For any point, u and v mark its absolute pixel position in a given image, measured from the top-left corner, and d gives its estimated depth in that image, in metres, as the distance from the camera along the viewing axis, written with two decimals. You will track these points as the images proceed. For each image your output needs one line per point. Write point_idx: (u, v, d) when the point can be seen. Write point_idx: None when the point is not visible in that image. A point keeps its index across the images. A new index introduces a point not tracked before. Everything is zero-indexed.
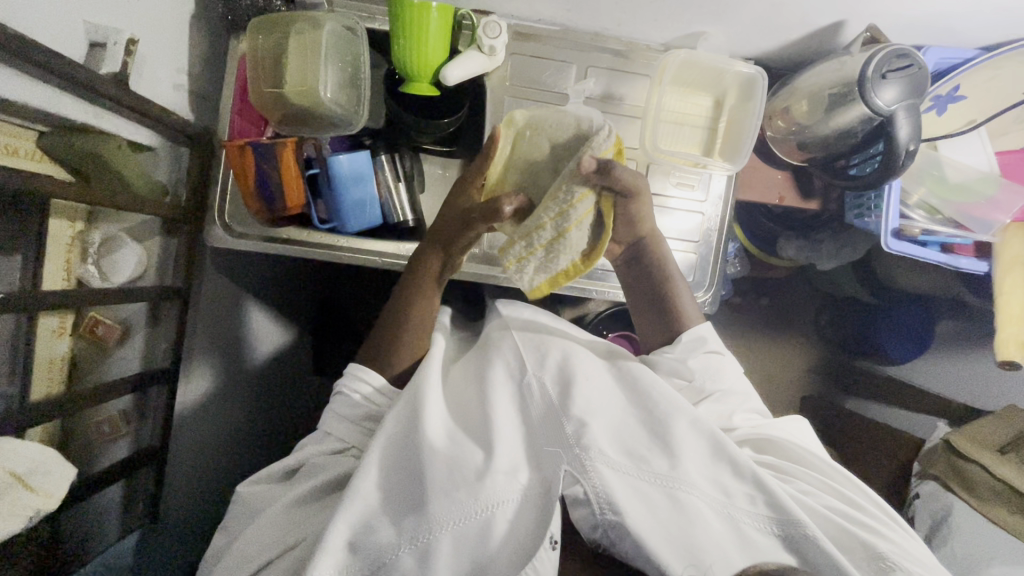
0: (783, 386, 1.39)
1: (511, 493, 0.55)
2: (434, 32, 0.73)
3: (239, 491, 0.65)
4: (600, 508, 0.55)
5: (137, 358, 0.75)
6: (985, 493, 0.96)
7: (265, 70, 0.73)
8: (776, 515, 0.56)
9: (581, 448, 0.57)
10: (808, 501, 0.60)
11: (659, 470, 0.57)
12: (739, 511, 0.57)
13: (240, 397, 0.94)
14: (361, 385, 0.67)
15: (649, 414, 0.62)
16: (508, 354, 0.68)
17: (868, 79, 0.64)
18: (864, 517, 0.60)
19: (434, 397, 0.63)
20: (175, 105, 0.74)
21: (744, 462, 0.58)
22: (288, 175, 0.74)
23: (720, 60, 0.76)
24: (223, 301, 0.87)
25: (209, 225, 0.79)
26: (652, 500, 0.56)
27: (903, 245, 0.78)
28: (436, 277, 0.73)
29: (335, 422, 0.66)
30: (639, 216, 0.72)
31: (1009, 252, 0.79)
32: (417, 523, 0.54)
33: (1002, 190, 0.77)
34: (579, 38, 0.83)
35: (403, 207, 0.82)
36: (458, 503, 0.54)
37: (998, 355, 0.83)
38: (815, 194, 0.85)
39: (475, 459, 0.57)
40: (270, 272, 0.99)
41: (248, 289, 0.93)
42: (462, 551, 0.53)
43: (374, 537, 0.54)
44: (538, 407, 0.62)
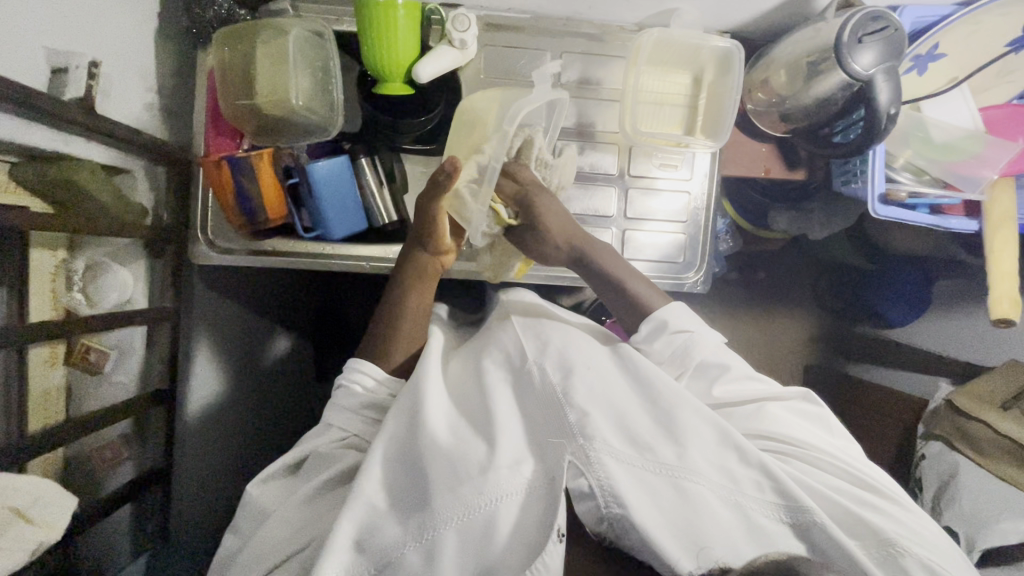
0: (782, 356, 1.41)
1: (516, 485, 0.56)
2: (401, 29, 0.73)
3: (249, 491, 0.64)
4: (605, 501, 0.55)
5: (132, 383, 0.76)
6: (988, 448, 0.97)
7: (234, 82, 0.71)
8: (781, 500, 0.56)
9: (584, 439, 0.57)
10: (812, 483, 0.60)
11: (664, 459, 0.57)
12: (745, 497, 0.57)
13: (244, 412, 0.93)
14: (363, 377, 0.68)
15: (653, 404, 0.62)
16: (508, 344, 0.69)
17: (843, 45, 0.62)
18: (870, 496, 0.60)
19: (437, 393, 0.64)
20: (149, 125, 0.73)
21: (748, 448, 0.58)
22: (265, 185, 0.74)
23: (695, 37, 0.75)
24: (224, 316, 0.87)
25: (193, 243, 0.78)
26: (656, 489, 0.56)
27: (890, 212, 0.74)
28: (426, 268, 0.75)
29: (337, 413, 0.67)
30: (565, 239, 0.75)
31: (998, 212, 0.76)
32: (422, 521, 0.55)
33: (990, 147, 0.74)
34: (552, 25, 0.81)
35: (386, 210, 0.83)
36: (461, 498, 0.54)
37: (993, 315, 0.78)
38: (800, 163, 0.84)
39: (477, 453, 0.57)
40: (266, 282, 1.00)
41: (247, 303, 0.94)
42: (468, 547, 0.54)
43: (380, 535, 0.55)
44: (539, 395, 0.63)
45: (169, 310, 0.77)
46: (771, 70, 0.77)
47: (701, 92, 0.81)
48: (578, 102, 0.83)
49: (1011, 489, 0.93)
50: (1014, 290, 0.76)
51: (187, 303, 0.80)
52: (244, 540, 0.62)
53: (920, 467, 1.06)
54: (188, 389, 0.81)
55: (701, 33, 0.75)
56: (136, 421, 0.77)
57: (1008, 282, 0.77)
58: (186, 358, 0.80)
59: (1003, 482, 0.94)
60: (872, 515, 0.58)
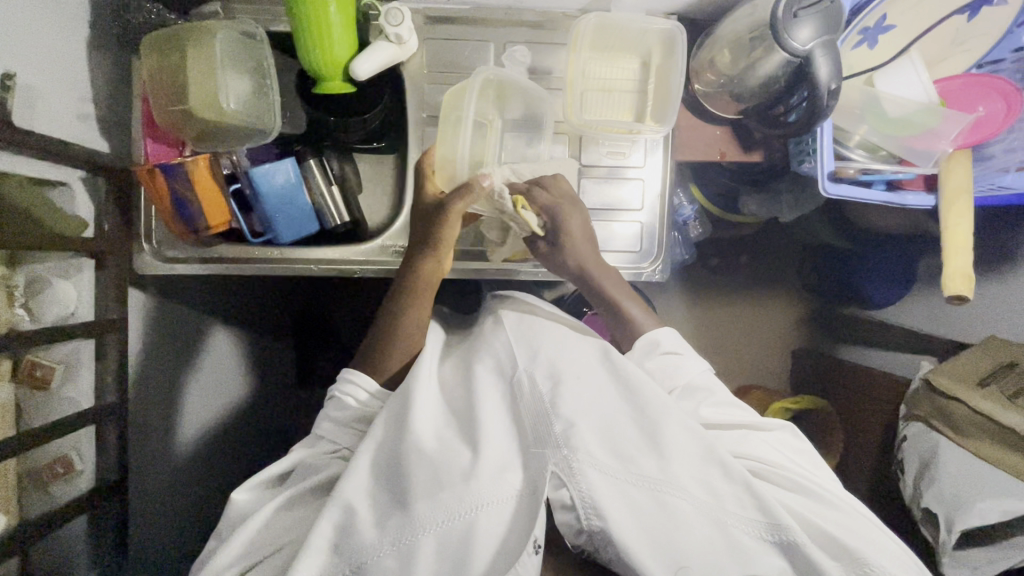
0: (770, 339, 1.41)
1: (499, 495, 0.56)
2: (335, 27, 0.71)
3: (233, 498, 0.64)
4: (586, 513, 0.56)
5: (86, 395, 0.74)
6: (967, 428, 0.95)
7: (165, 88, 0.70)
8: (762, 517, 0.57)
9: (569, 450, 0.57)
10: (789, 502, 0.61)
11: (647, 472, 0.57)
12: (727, 513, 0.58)
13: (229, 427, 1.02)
14: (355, 391, 0.67)
15: (641, 414, 0.61)
16: (500, 351, 0.68)
17: (779, 21, 0.60)
18: (848, 517, 0.61)
19: (426, 399, 0.64)
20: (85, 136, 0.71)
21: (733, 465, 0.59)
22: (204, 191, 0.73)
23: (635, 21, 0.74)
24: (187, 328, 0.92)
25: (139, 250, 0.78)
26: (638, 503, 0.56)
27: (843, 188, 0.72)
28: (430, 282, 0.73)
29: (328, 426, 0.66)
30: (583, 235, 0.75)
31: (953, 181, 0.73)
32: (401, 524, 0.55)
33: (945, 120, 0.72)
34: (493, 15, 0.80)
35: (338, 212, 0.83)
36: (442, 505, 0.55)
37: (946, 291, 0.75)
38: (757, 145, 0.82)
39: (462, 460, 0.57)
40: (232, 292, 1.03)
41: (210, 313, 0.97)
42: (445, 551, 0.54)
43: (356, 537, 0.55)
44: (527, 405, 0.62)
45: (149, 330, 0.84)
46: (716, 49, 0.74)
47: (649, 75, 0.79)
48: None
49: (989, 468, 0.91)
50: (966, 265, 0.73)
51: (160, 319, 0.86)
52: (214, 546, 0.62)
53: (901, 449, 1.04)
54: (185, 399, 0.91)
55: (641, 16, 0.74)
56: (92, 429, 0.75)
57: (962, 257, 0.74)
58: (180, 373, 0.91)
59: (982, 460, 0.92)
60: (845, 532, 0.59)
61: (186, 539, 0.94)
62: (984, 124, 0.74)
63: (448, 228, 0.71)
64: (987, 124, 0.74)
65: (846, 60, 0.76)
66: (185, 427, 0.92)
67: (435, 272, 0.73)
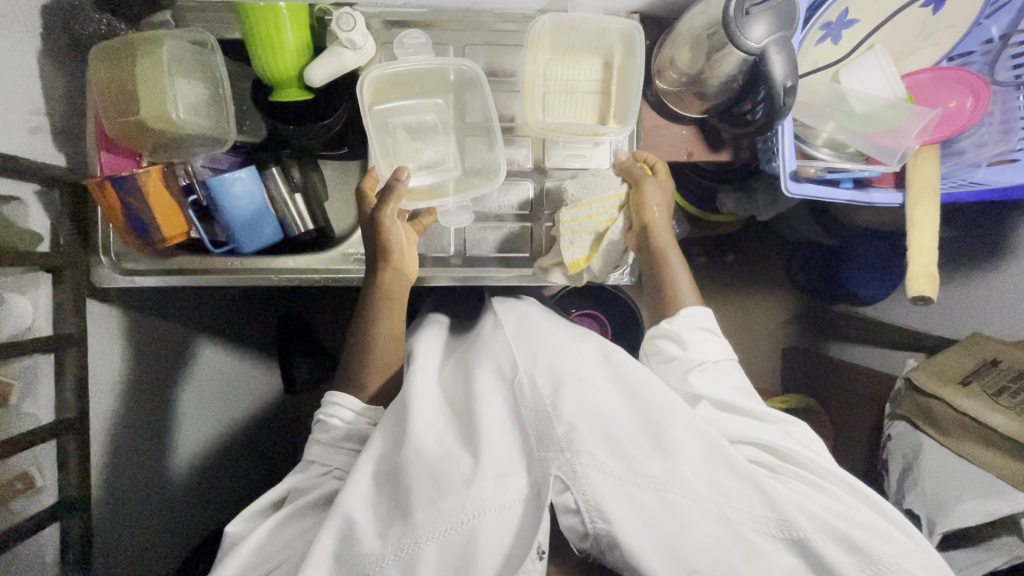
0: (759, 337, 1.40)
1: (501, 500, 0.54)
2: (289, 34, 0.71)
3: (228, 532, 0.63)
4: (590, 516, 0.54)
5: (47, 410, 0.72)
6: (950, 427, 0.93)
7: (114, 100, 0.70)
8: (771, 513, 0.55)
9: (571, 453, 0.55)
10: (802, 501, 0.58)
11: (651, 472, 0.56)
12: (736, 512, 0.56)
13: (219, 444, 1.03)
14: (338, 411, 0.68)
15: (643, 415, 0.60)
16: (499, 355, 0.66)
17: (730, 19, 0.59)
18: (863, 515, 0.59)
19: (425, 405, 0.62)
20: (37, 150, 0.70)
21: (740, 462, 0.57)
22: (156, 202, 0.72)
23: (593, 20, 0.72)
24: (170, 342, 0.93)
25: (95, 265, 0.77)
26: (643, 504, 0.54)
27: (804, 188, 0.70)
28: (390, 294, 0.73)
29: (316, 449, 0.67)
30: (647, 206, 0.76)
31: (921, 178, 0.72)
32: (402, 533, 0.53)
33: (911, 117, 0.71)
34: (450, 18, 0.78)
35: (302, 218, 0.82)
36: (444, 513, 0.53)
37: (909, 292, 0.73)
38: (725, 144, 0.79)
39: (463, 465, 0.55)
40: (216, 302, 1.03)
41: (198, 326, 0.98)
42: (446, 558, 0.52)
43: (358, 547, 0.54)
44: (528, 406, 0.60)
45: (120, 345, 0.83)
46: (676, 48, 0.72)
47: (611, 75, 0.77)
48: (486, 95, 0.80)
49: (973, 467, 0.89)
50: (929, 266, 0.72)
51: (142, 340, 0.87)
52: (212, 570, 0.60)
53: (886, 448, 1.02)
54: (172, 409, 0.92)
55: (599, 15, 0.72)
56: (55, 443, 0.73)
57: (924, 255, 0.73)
58: (175, 388, 0.93)
59: (965, 461, 0.90)
60: (857, 528, 0.57)
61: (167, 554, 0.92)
62: (948, 121, 0.73)
63: (390, 238, 0.72)
64: (953, 120, 0.73)
65: (812, 55, 0.74)
66: (179, 442, 0.94)
67: (394, 283, 0.73)
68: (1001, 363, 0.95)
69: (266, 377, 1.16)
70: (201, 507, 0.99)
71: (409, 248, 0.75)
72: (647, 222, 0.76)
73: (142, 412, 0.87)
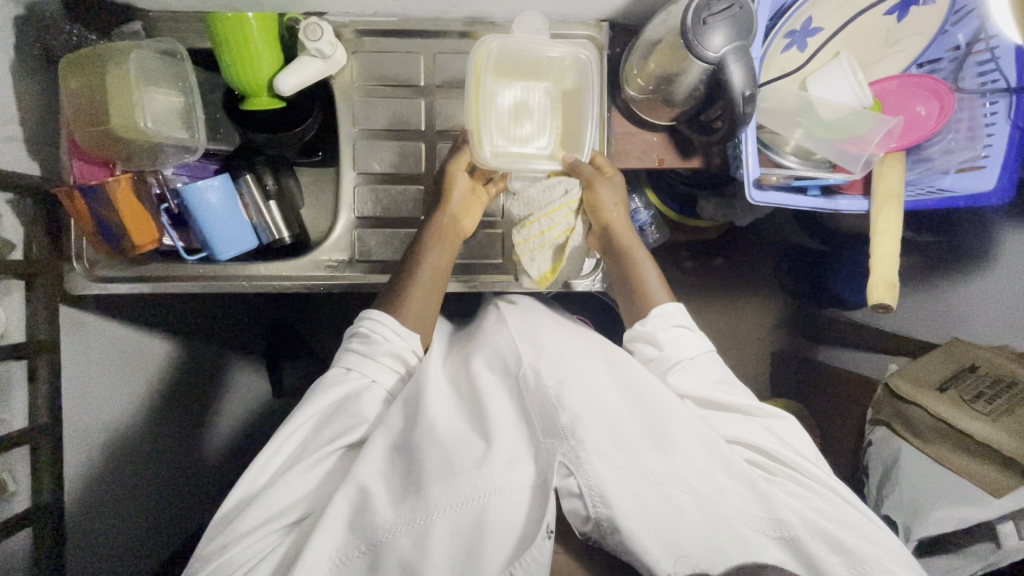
0: (749, 342, 1.38)
1: (509, 482, 0.54)
2: (258, 43, 0.71)
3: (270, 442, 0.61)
4: (592, 501, 0.54)
5: (19, 415, 0.72)
6: (927, 432, 0.92)
7: (85, 111, 0.71)
8: (766, 514, 0.56)
9: (576, 440, 0.55)
10: (797, 505, 0.59)
11: (651, 466, 0.56)
12: (730, 508, 0.56)
13: (214, 449, 1.03)
14: (383, 328, 0.68)
15: (645, 412, 0.60)
16: (502, 348, 0.67)
17: (689, 29, 0.60)
18: (854, 518, 0.60)
19: (435, 386, 0.63)
20: (10, 158, 0.70)
21: (735, 460, 0.58)
22: (126, 211, 0.73)
23: (544, 47, 0.70)
24: (151, 348, 0.92)
25: (69, 273, 0.77)
26: (644, 495, 0.55)
27: (768, 196, 0.71)
28: (446, 228, 0.75)
29: (357, 359, 0.66)
30: (599, 204, 0.77)
31: (886, 185, 0.73)
32: (416, 505, 0.53)
33: (875, 126, 0.71)
34: (420, 26, 0.79)
35: (277, 225, 0.82)
36: (455, 488, 0.53)
37: (870, 299, 0.75)
38: (695, 151, 0.80)
39: (475, 449, 0.56)
40: (199, 307, 1.02)
41: (184, 331, 0.99)
42: (457, 536, 0.53)
43: (372, 516, 0.54)
44: (534, 398, 0.60)
45: (98, 351, 0.83)
46: (641, 57, 0.73)
47: (556, 103, 0.76)
48: (456, 104, 0.81)
49: (949, 473, 0.87)
50: (889, 274, 0.73)
51: (119, 344, 0.86)
52: (242, 504, 0.59)
53: (867, 454, 1.01)
54: (155, 400, 0.92)
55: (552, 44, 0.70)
56: (29, 449, 0.73)
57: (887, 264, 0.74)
58: (171, 393, 0.95)
59: (942, 467, 0.88)
60: (848, 533, 0.58)
61: (151, 554, 0.92)
62: (914, 128, 0.74)
63: (454, 177, 0.76)
64: (919, 126, 0.74)
65: (778, 64, 0.75)
66: (170, 436, 0.94)
67: (450, 219, 0.75)
68: (979, 369, 0.94)
69: (256, 378, 1.15)
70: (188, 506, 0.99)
71: (472, 200, 0.78)
72: (604, 223, 0.78)
73: (137, 420, 0.89)
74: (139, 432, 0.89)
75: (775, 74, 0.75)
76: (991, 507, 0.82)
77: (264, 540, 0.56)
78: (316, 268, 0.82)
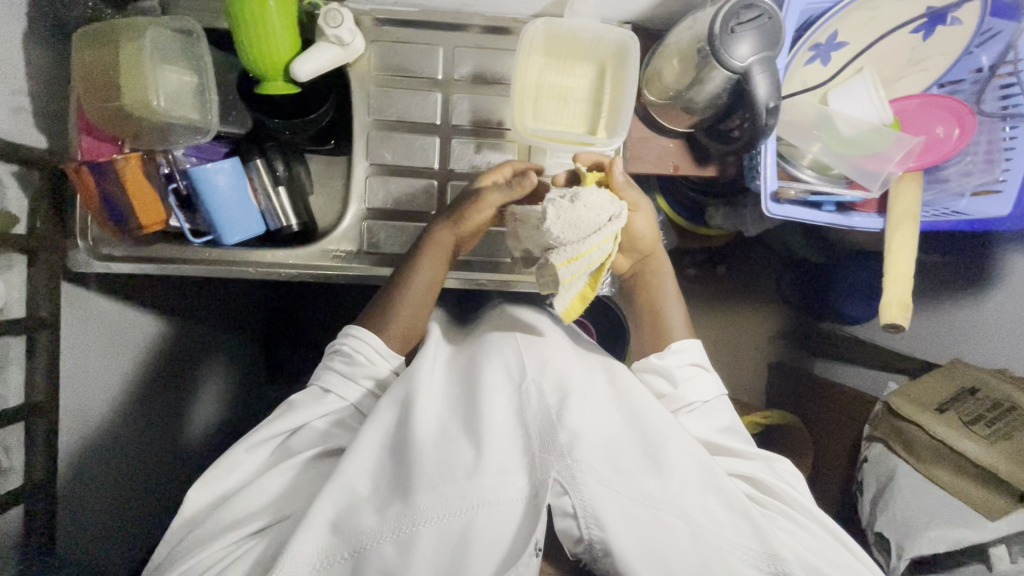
0: (748, 352, 1.38)
1: (501, 495, 0.53)
2: (276, 26, 0.70)
3: (235, 448, 0.61)
4: (586, 522, 0.53)
5: (16, 393, 0.71)
6: (924, 452, 0.92)
7: (95, 85, 0.70)
8: (761, 548, 0.55)
9: (572, 459, 0.55)
10: (791, 542, 0.59)
11: (647, 490, 0.56)
12: (725, 539, 0.55)
13: (202, 438, 1.03)
14: (367, 349, 0.68)
15: (643, 435, 0.60)
16: (507, 360, 0.67)
17: (716, 36, 0.59)
18: (849, 563, 0.59)
19: (428, 393, 0.63)
20: (18, 131, 0.69)
21: (731, 490, 0.57)
22: (137, 191, 0.72)
23: (589, 27, 0.71)
24: (155, 326, 0.91)
25: (72, 250, 0.76)
26: (639, 518, 0.54)
27: (785, 209, 0.70)
28: (448, 249, 0.74)
29: (334, 378, 0.66)
30: (637, 230, 0.74)
31: (902, 205, 0.72)
32: (401, 513, 0.53)
33: (893, 143, 0.71)
34: (441, 18, 0.78)
35: (285, 212, 0.82)
36: (444, 499, 0.53)
37: (883, 318, 0.74)
38: (711, 159, 0.79)
39: (466, 456, 0.56)
40: (200, 292, 1.00)
41: (183, 313, 0.97)
42: (443, 550, 0.52)
43: (357, 520, 0.54)
44: (535, 415, 0.60)
45: (98, 332, 0.81)
46: (663, 61, 0.72)
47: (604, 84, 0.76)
48: (473, 98, 0.80)
49: (943, 494, 0.88)
50: (904, 295, 0.73)
51: (117, 322, 0.85)
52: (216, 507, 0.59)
53: (862, 469, 1.01)
54: (155, 389, 0.91)
55: (595, 23, 0.71)
56: (23, 426, 0.72)
57: (901, 284, 0.74)
58: (163, 380, 0.93)
59: (938, 488, 0.89)
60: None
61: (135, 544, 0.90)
62: (933, 148, 0.74)
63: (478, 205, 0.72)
64: (938, 147, 0.74)
65: (800, 76, 0.74)
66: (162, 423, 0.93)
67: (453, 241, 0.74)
68: (979, 392, 0.94)
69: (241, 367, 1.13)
70: (178, 491, 0.98)
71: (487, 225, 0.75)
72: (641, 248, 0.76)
73: (130, 402, 0.87)
74: (132, 416, 0.87)
75: (798, 86, 0.74)
76: (984, 530, 0.82)
77: (228, 545, 0.56)
78: (322, 256, 0.81)
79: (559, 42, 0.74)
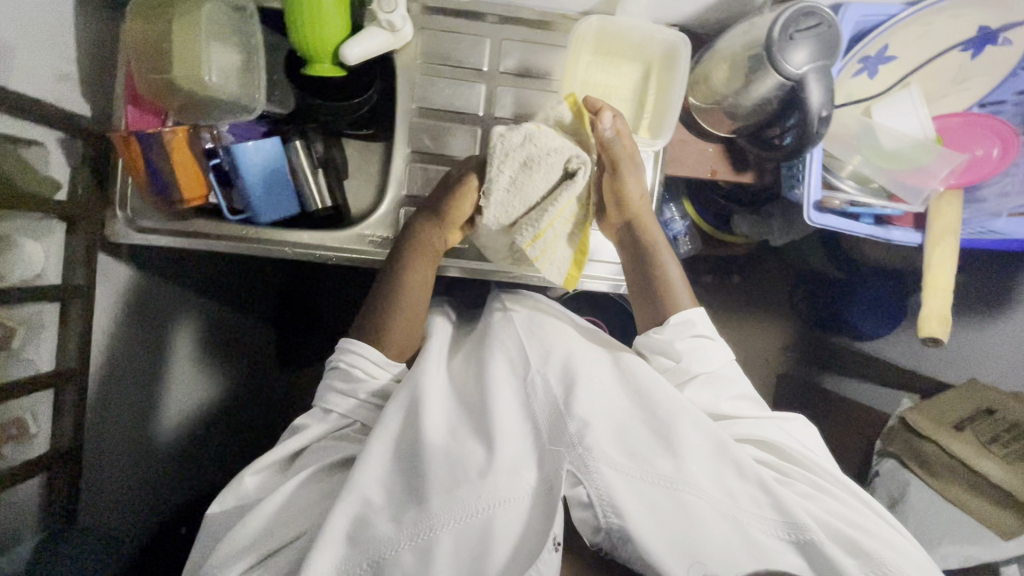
0: (759, 363, 1.38)
1: (513, 492, 0.54)
2: (332, 8, 0.71)
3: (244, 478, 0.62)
4: (603, 510, 0.54)
5: (46, 358, 0.70)
6: (942, 470, 0.91)
7: (147, 56, 0.70)
8: (781, 518, 0.56)
9: (583, 448, 0.55)
10: (810, 506, 0.59)
11: (662, 471, 0.56)
12: (743, 513, 0.56)
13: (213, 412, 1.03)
14: (364, 362, 0.67)
15: (651, 416, 0.60)
16: (511, 350, 0.68)
17: (774, 42, 0.60)
18: (870, 521, 0.59)
19: (433, 388, 0.63)
20: (65, 98, 0.69)
21: (747, 464, 0.57)
22: (180, 164, 0.73)
23: (641, 26, 0.72)
24: (175, 299, 0.91)
25: (111, 221, 0.76)
26: (654, 500, 0.55)
27: (826, 219, 0.71)
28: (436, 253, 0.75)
29: (337, 396, 0.66)
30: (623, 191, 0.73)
31: (941, 223, 0.73)
32: (417, 520, 0.53)
33: (936, 159, 0.71)
34: (490, 10, 0.79)
35: (320, 194, 0.81)
36: (460, 501, 0.53)
37: (924, 332, 0.75)
38: (749, 166, 0.79)
39: (477, 455, 0.56)
40: (213, 270, 1.00)
41: (197, 293, 0.96)
42: (464, 548, 0.52)
43: (372, 530, 0.54)
44: (543, 408, 0.60)
45: (126, 306, 0.81)
46: (712, 65, 0.73)
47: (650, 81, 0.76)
48: (516, 91, 0.80)
49: (958, 511, 0.88)
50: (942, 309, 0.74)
51: (140, 296, 0.84)
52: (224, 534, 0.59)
53: (872, 483, 1.00)
54: (173, 363, 0.91)
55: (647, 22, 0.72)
56: (52, 394, 0.71)
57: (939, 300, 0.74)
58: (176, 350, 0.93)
59: (953, 506, 0.88)
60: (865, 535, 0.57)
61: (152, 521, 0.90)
62: (976, 166, 0.74)
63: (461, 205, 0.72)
64: (981, 165, 0.74)
65: (846, 88, 0.74)
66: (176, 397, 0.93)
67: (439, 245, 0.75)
68: (998, 412, 0.94)
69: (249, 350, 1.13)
70: (189, 472, 0.98)
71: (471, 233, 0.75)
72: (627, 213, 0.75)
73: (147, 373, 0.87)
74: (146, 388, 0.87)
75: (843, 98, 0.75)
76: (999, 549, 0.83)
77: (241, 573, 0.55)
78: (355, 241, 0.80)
79: (609, 41, 0.75)
